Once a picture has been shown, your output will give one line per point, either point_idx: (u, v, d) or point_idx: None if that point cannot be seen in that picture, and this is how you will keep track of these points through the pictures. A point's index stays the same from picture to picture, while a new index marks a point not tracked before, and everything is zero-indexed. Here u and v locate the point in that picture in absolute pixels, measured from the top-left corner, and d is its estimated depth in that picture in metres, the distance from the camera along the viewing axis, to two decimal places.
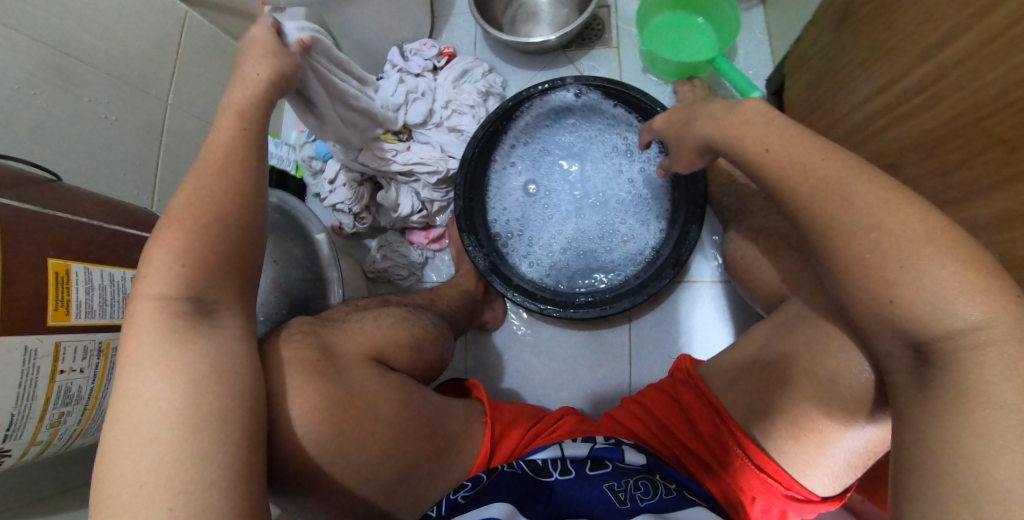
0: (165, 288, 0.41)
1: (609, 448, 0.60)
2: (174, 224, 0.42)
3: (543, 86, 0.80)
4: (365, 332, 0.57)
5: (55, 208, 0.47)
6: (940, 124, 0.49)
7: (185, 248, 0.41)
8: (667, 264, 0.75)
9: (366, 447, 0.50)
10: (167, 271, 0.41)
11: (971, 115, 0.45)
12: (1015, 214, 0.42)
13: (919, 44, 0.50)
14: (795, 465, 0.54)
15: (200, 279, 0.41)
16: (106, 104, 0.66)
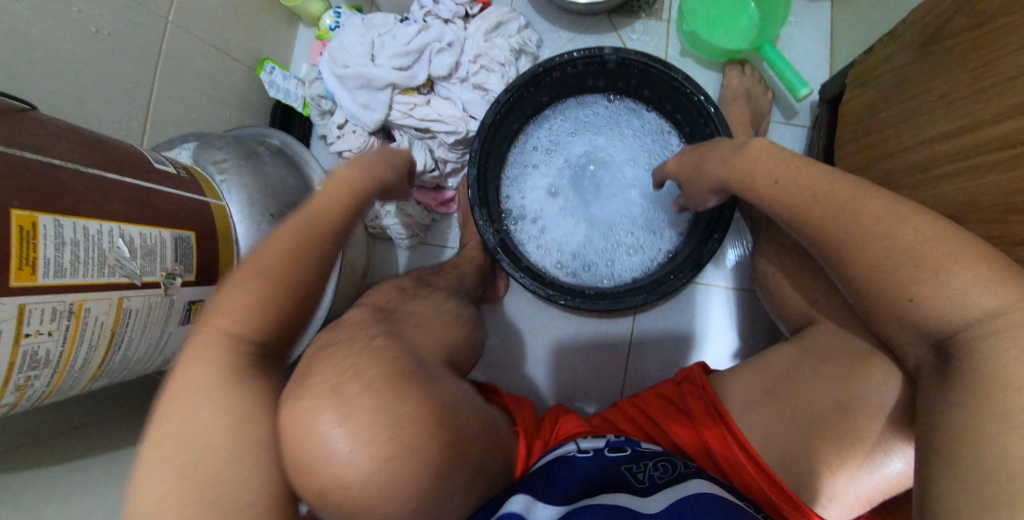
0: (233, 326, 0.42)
1: (627, 439, 0.60)
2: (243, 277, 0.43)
3: (578, 54, 0.70)
4: (414, 315, 0.56)
5: (25, 147, 0.42)
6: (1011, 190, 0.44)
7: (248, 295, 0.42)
8: (685, 264, 0.71)
9: (403, 456, 0.43)
10: (241, 311, 0.42)
11: None
12: None
13: (1016, 93, 0.44)
14: (813, 497, 0.52)
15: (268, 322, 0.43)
16: (99, 16, 0.59)
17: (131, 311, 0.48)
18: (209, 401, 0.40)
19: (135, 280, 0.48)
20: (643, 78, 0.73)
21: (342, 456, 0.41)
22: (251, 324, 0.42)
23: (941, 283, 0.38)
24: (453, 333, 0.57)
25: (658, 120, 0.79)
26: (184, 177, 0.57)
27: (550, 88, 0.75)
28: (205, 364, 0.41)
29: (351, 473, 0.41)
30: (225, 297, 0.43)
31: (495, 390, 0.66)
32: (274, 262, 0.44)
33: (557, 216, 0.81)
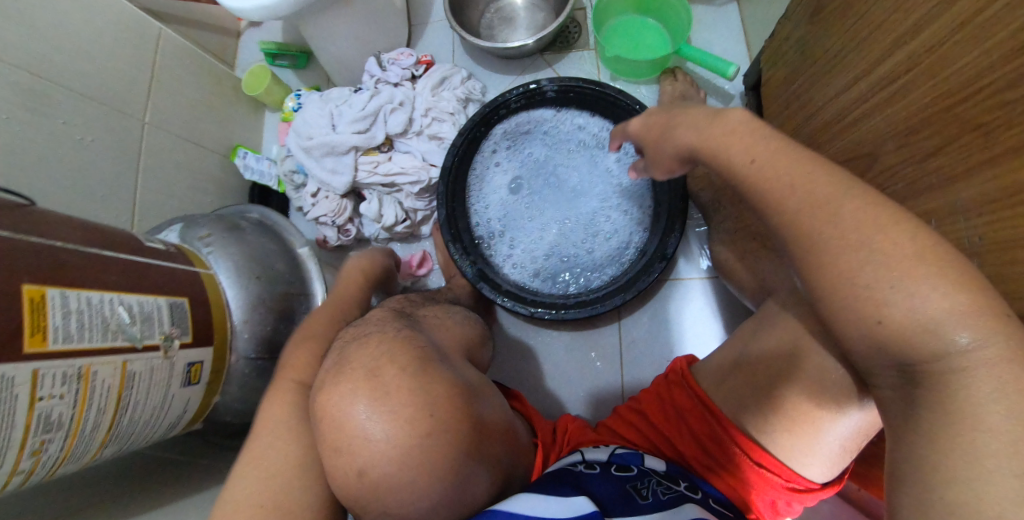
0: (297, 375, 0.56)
1: (631, 454, 0.60)
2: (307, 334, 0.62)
3: (517, 92, 0.79)
4: (441, 324, 0.63)
5: (27, 232, 0.46)
6: (915, 113, 0.49)
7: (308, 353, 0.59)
8: (654, 259, 0.75)
9: (425, 433, 0.47)
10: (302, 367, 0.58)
11: (946, 100, 0.46)
12: (988, 198, 0.42)
13: (892, 34, 0.51)
14: (794, 456, 0.53)
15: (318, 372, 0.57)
16: (81, 126, 0.66)
17: (136, 374, 0.50)
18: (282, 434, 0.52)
19: (136, 344, 0.50)
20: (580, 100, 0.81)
21: (379, 435, 0.47)
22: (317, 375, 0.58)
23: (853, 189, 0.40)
24: (467, 331, 0.66)
25: (597, 119, 0.83)
26: (172, 252, 0.61)
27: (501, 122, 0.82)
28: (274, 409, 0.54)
29: (387, 446, 0.47)
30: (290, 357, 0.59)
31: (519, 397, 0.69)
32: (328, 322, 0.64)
33: (528, 224, 0.83)
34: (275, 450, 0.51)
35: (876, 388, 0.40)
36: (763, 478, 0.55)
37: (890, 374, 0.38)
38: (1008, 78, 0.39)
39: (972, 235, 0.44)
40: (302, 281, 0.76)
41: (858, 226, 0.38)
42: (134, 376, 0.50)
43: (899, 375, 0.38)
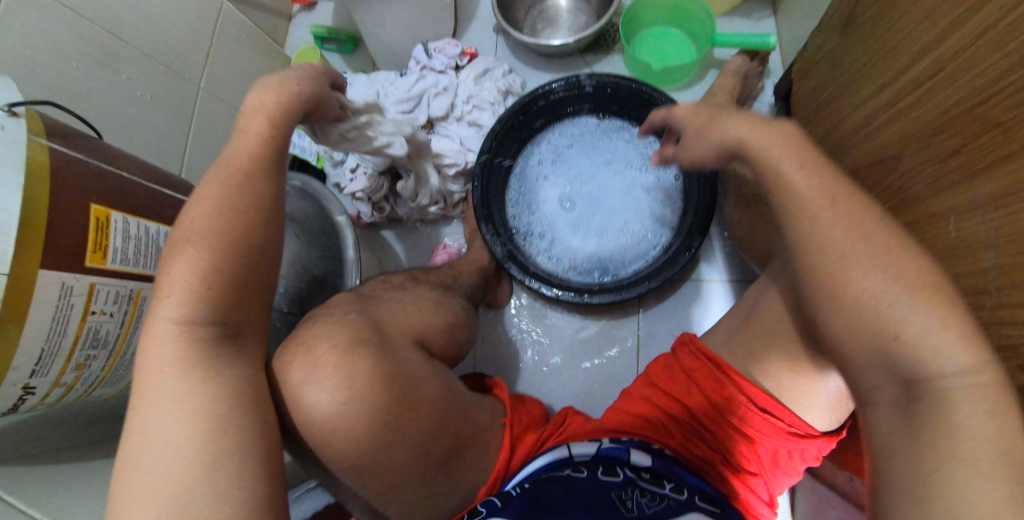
0: (182, 310, 0.44)
1: (616, 447, 0.64)
2: (184, 244, 0.45)
3: (559, 83, 0.82)
4: (404, 312, 0.65)
5: (97, 159, 0.49)
6: (939, 114, 0.52)
7: (190, 272, 0.44)
8: (678, 252, 0.77)
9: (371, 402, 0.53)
10: (179, 296, 0.44)
11: (968, 102, 0.48)
12: (998, 195, 0.45)
13: (921, 41, 0.54)
14: (793, 398, 0.59)
15: (209, 299, 0.44)
16: (143, 82, 0.71)
17: None
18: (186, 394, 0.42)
19: None
20: (617, 96, 0.83)
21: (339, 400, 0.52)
22: (198, 306, 0.44)
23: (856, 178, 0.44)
24: (432, 319, 0.68)
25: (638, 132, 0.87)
26: None
27: (540, 114, 0.86)
28: (155, 362, 0.43)
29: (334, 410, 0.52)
30: (163, 279, 0.44)
31: (497, 386, 0.75)
32: (215, 214, 0.46)
33: (564, 226, 0.87)
34: (150, 422, 0.41)
35: (867, 369, 0.43)
36: (765, 421, 0.60)
37: (885, 362, 0.42)
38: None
39: (987, 230, 0.46)
40: (336, 246, 0.77)
41: (845, 223, 0.44)
42: (144, 305, 0.49)
43: (898, 359, 0.41)
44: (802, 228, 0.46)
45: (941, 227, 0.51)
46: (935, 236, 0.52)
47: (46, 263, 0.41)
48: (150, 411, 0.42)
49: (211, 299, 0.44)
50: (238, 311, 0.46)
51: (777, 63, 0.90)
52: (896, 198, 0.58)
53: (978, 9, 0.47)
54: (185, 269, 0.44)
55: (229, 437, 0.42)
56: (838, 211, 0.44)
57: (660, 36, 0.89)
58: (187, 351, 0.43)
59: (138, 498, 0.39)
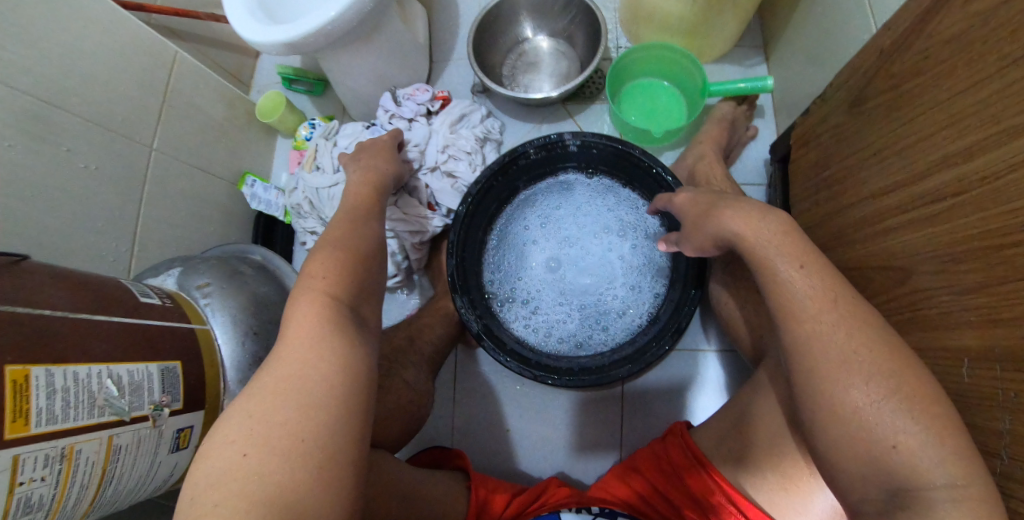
0: (331, 289, 0.48)
1: None
2: (325, 247, 0.52)
3: (536, 143, 0.78)
4: None
5: (15, 303, 0.44)
6: (956, 240, 0.46)
7: (334, 265, 0.50)
8: (665, 331, 0.73)
9: None
10: (329, 278, 0.49)
11: (989, 239, 0.43)
12: (1012, 358, 0.41)
13: (943, 148, 0.48)
14: (789, 518, 0.56)
15: (350, 287, 0.50)
16: (87, 153, 0.65)
17: (122, 447, 0.49)
18: (319, 356, 0.43)
19: (124, 417, 0.49)
20: (604, 156, 0.80)
21: None
22: (340, 288, 0.49)
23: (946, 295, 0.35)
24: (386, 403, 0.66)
25: (629, 192, 0.84)
26: (169, 305, 0.60)
27: (522, 173, 0.82)
28: (304, 323, 0.45)
29: None
30: (313, 267, 0.49)
31: (459, 455, 0.72)
32: (347, 238, 0.55)
33: (547, 292, 0.84)
34: (291, 368, 0.42)
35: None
36: None
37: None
38: None
39: (990, 381, 0.43)
40: None
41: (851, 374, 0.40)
42: (81, 461, 0.45)
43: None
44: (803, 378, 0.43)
45: (954, 368, 0.47)
46: (946, 374, 0.48)
47: None
48: (300, 347, 0.43)
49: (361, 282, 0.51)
50: (363, 303, 0.51)
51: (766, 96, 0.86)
52: (904, 315, 0.53)
53: (1013, 134, 0.40)
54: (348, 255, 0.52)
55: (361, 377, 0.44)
56: (841, 359, 0.42)
57: (648, 88, 0.86)
58: (334, 310, 0.46)
59: (280, 419, 0.40)
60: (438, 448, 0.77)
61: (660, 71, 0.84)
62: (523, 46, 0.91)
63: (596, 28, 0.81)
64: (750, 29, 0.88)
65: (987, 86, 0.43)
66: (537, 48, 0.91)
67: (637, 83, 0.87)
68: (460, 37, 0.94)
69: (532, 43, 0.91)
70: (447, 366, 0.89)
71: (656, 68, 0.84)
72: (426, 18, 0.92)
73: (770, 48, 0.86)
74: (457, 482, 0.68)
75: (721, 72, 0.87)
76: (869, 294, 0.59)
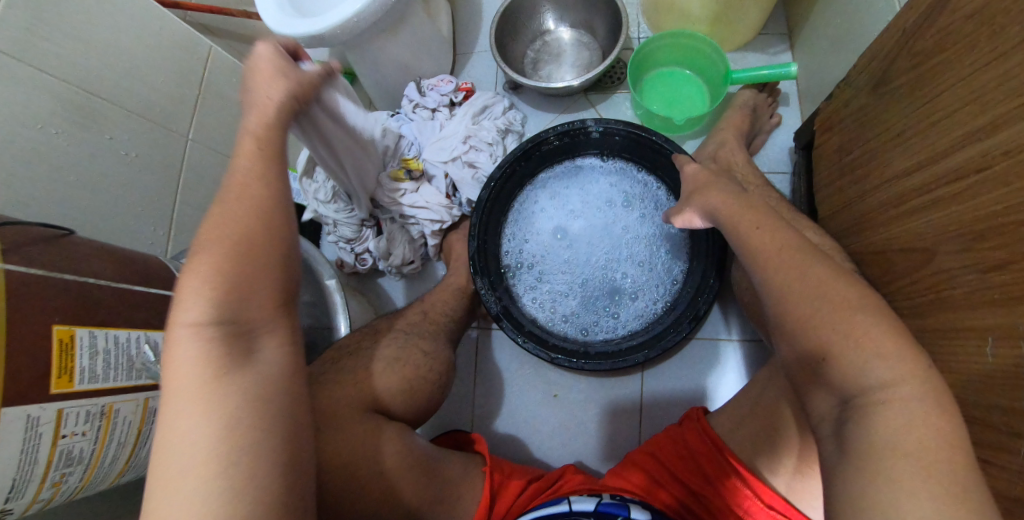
0: (207, 312, 0.42)
1: (616, 504, 0.62)
2: (204, 250, 0.44)
3: (557, 130, 0.79)
4: (370, 373, 0.65)
5: (62, 270, 0.47)
6: (982, 216, 0.45)
7: (217, 273, 0.43)
8: (683, 317, 0.73)
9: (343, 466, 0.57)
10: (207, 297, 0.42)
11: (1020, 214, 0.41)
12: None
13: (967, 125, 0.47)
14: (804, 499, 0.56)
15: (237, 305, 0.43)
16: (128, 141, 0.69)
17: (156, 409, 0.52)
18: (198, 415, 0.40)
19: (158, 381, 0.52)
20: (624, 143, 0.81)
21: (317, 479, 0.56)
22: (220, 310, 0.42)
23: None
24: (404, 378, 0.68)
25: (648, 176, 0.85)
26: None
27: (543, 158, 0.84)
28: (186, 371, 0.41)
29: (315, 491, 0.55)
30: (189, 282, 0.43)
31: (476, 439, 0.73)
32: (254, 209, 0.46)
33: (560, 277, 0.84)
34: (174, 426, 0.40)
35: None
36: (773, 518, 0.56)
37: None
38: None
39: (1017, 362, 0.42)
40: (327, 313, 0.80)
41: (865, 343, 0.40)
42: (118, 419, 0.48)
43: None
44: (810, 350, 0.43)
45: (977, 346, 0.46)
46: (970, 353, 0.47)
47: (7, 401, 0.40)
48: (181, 399, 0.40)
49: (252, 286, 0.44)
50: (252, 319, 0.44)
51: (791, 83, 0.85)
52: (925, 295, 0.52)
53: None
54: (238, 252, 0.44)
55: (280, 408, 0.43)
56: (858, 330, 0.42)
57: (671, 77, 0.87)
58: (216, 347, 0.42)
59: (164, 488, 0.38)
60: (456, 432, 0.78)
61: (683, 60, 0.85)
62: (545, 38, 0.92)
63: (616, 18, 0.82)
64: (775, 16, 0.88)
65: (1010, 59, 0.42)
66: (559, 40, 0.92)
67: (659, 72, 0.87)
68: (482, 30, 0.96)
69: (553, 34, 0.92)
70: (468, 351, 0.90)
71: (677, 56, 0.84)
72: (450, 11, 0.95)
73: (795, 35, 0.85)
74: (473, 463, 0.68)
75: (745, 60, 0.87)
76: (888, 273, 0.58)
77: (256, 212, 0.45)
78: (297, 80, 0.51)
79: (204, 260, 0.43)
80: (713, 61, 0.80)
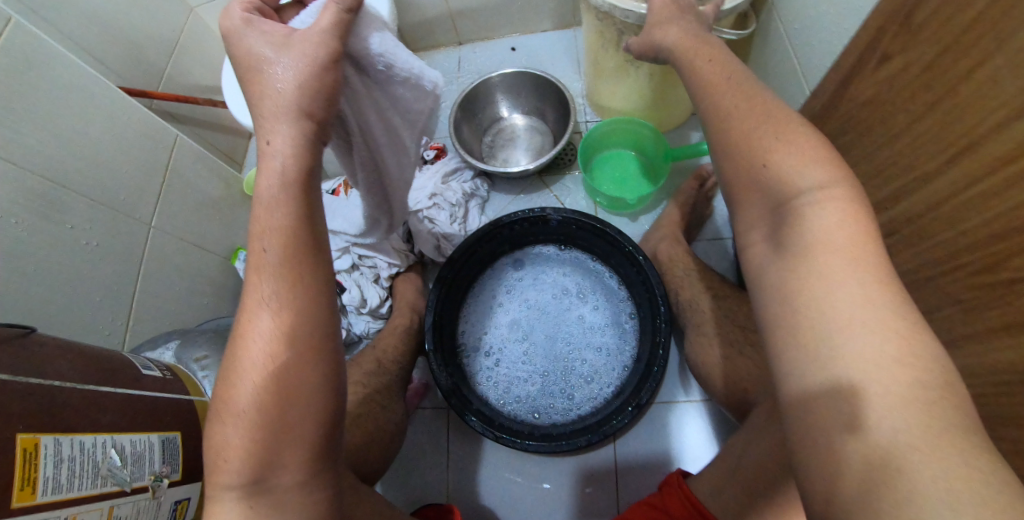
0: (234, 474, 0.37)
1: None
2: (225, 402, 0.39)
3: (507, 219, 0.84)
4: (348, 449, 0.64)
5: (28, 373, 0.45)
6: (914, 268, 0.52)
7: (245, 426, 0.37)
8: (627, 403, 0.76)
9: None
10: (235, 461, 0.38)
11: (940, 268, 0.49)
12: (981, 368, 0.46)
13: (876, 195, 0.56)
14: None
15: (262, 457, 0.37)
16: (87, 230, 0.67)
17: (121, 518, 0.47)
18: None
19: (125, 487, 0.48)
20: (581, 232, 0.87)
21: None
22: (241, 472, 0.37)
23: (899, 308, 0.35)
24: (375, 451, 0.68)
25: (605, 264, 0.90)
26: (169, 377, 0.62)
27: (505, 240, 0.88)
28: None
29: None
30: (217, 438, 0.38)
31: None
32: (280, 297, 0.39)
33: (517, 358, 0.87)
34: None
35: None
36: None
37: None
38: (985, 260, 0.43)
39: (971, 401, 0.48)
40: None
41: None
42: None
43: None
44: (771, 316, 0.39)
45: None
46: None
47: None
48: None
49: (276, 435, 0.38)
50: (274, 463, 0.38)
51: None
52: None
53: (930, 179, 0.48)
54: (252, 416, 0.37)
55: None
56: None
57: (620, 159, 0.95)
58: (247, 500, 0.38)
59: None
60: (428, 508, 0.73)
61: (628, 144, 0.95)
62: (500, 124, 1.00)
63: (564, 105, 0.92)
64: None
65: (900, 141, 0.51)
66: (513, 125, 1.01)
67: (607, 156, 0.96)
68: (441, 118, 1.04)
69: (507, 121, 1.00)
70: (444, 424, 0.90)
71: (623, 140, 0.94)
72: None
73: None
74: None
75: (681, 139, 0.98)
76: None
77: (273, 362, 0.38)
78: (307, 52, 0.40)
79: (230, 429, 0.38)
80: (654, 142, 0.91)
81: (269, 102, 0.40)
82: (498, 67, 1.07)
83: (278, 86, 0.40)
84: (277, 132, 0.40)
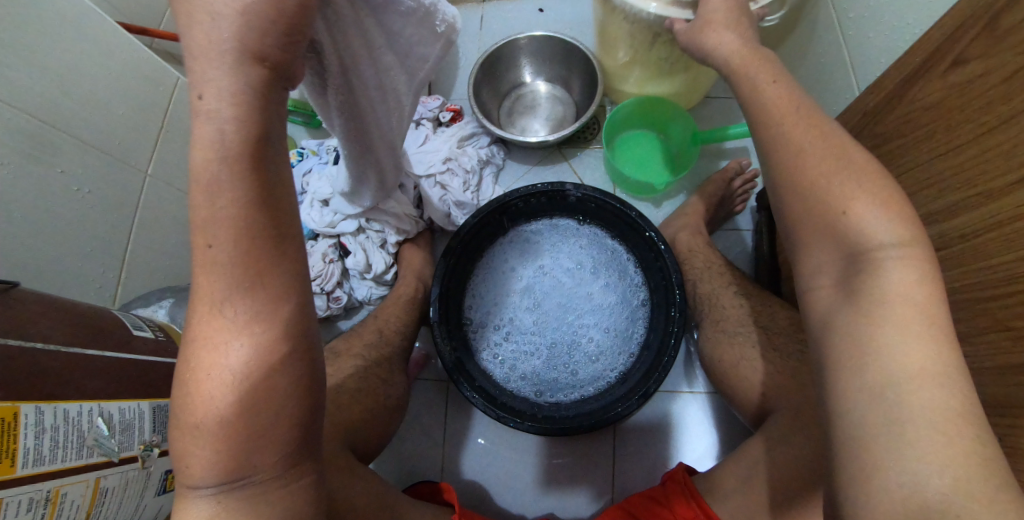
0: (203, 480, 0.34)
1: None
2: (189, 407, 0.34)
3: (522, 191, 0.80)
4: (345, 428, 0.62)
5: (8, 334, 0.42)
6: (959, 288, 0.49)
7: (214, 432, 0.34)
8: (633, 392, 0.73)
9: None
10: (203, 467, 0.34)
11: (988, 292, 0.46)
12: (1011, 401, 0.44)
13: (926, 205, 0.53)
14: None
15: (236, 460, 0.34)
16: (80, 176, 0.63)
17: (107, 489, 0.46)
18: None
19: (112, 458, 0.46)
20: (600, 211, 0.83)
21: None
22: (212, 477, 0.34)
23: (955, 348, 0.33)
24: (372, 429, 0.66)
25: (622, 246, 0.87)
26: (162, 339, 0.59)
27: (518, 213, 0.85)
28: None
29: None
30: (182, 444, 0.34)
31: (444, 488, 0.68)
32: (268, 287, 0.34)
33: (527, 335, 0.85)
34: None
35: None
36: None
37: None
38: None
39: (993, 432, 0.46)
40: None
41: None
42: (65, 505, 0.41)
43: None
44: (810, 339, 0.37)
45: None
46: None
47: None
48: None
49: (251, 439, 0.34)
50: (249, 464, 0.35)
51: None
52: None
53: (990, 198, 0.44)
54: (223, 422, 0.34)
55: None
56: None
57: (642, 140, 0.90)
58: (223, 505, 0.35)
59: None
60: (421, 484, 0.72)
61: (653, 124, 0.90)
62: (519, 90, 0.94)
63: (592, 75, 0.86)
64: None
65: (963, 152, 0.47)
66: (535, 92, 0.95)
67: (630, 136, 0.91)
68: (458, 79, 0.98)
69: (529, 87, 0.94)
70: (442, 398, 0.88)
71: (648, 120, 0.89)
72: None
73: None
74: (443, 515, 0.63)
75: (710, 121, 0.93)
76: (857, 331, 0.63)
77: (247, 365, 0.34)
78: None
79: (195, 464, 0.34)
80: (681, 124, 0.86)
81: (197, 34, 0.32)
82: (522, 29, 1.00)
83: (210, 11, 0.31)
84: (210, 79, 0.32)
